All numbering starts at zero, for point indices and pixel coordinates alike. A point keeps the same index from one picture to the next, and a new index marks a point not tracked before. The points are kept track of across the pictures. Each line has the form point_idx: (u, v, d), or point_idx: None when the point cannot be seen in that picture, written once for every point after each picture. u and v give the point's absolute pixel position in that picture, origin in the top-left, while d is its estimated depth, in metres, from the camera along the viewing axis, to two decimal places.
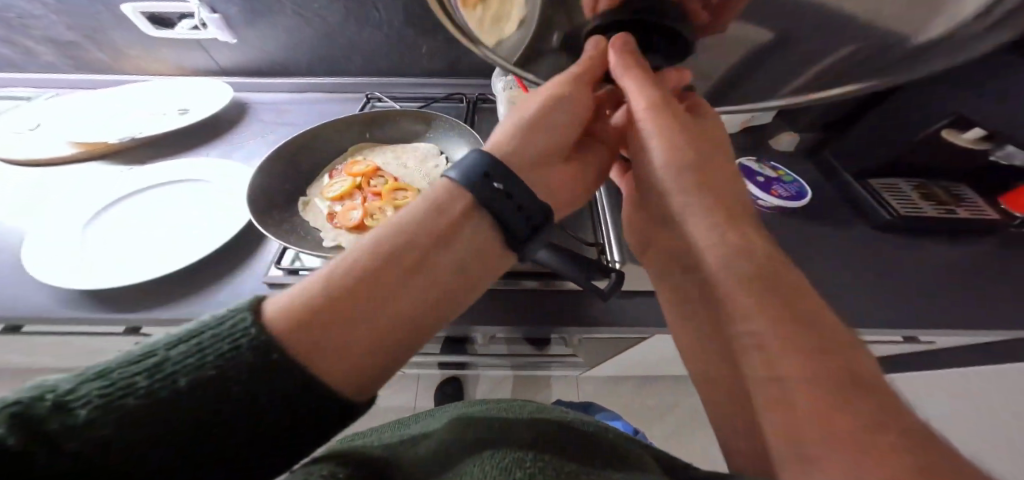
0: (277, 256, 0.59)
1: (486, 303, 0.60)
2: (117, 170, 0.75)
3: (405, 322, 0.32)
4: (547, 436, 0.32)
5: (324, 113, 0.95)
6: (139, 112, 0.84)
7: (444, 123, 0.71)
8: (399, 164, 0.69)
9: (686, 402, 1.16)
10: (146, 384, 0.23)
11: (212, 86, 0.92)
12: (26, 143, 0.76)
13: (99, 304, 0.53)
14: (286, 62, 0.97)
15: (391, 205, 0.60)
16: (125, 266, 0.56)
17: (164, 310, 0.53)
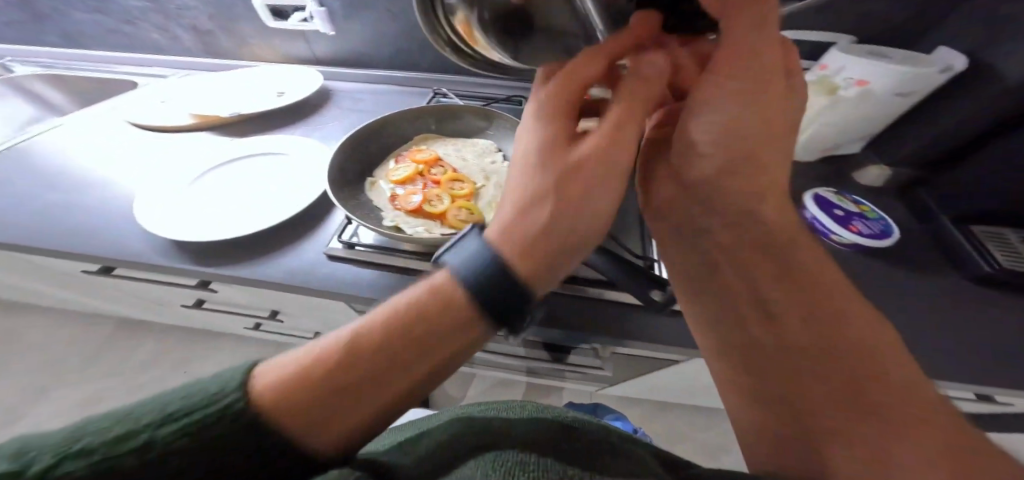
0: (340, 230, 0.64)
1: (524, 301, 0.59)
2: (220, 141, 0.85)
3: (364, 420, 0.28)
4: (549, 439, 0.29)
5: (394, 105, 1.01)
6: (245, 93, 0.94)
7: (506, 122, 0.74)
8: (459, 156, 0.72)
9: (700, 436, 1.14)
10: (169, 434, 0.24)
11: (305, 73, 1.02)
12: (152, 111, 0.86)
13: (198, 257, 0.60)
14: (369, 54, 1.05)
15: (448, 194, 0.63)
16: (219, 225, 0.63)
17: (247, 267, 0.59)
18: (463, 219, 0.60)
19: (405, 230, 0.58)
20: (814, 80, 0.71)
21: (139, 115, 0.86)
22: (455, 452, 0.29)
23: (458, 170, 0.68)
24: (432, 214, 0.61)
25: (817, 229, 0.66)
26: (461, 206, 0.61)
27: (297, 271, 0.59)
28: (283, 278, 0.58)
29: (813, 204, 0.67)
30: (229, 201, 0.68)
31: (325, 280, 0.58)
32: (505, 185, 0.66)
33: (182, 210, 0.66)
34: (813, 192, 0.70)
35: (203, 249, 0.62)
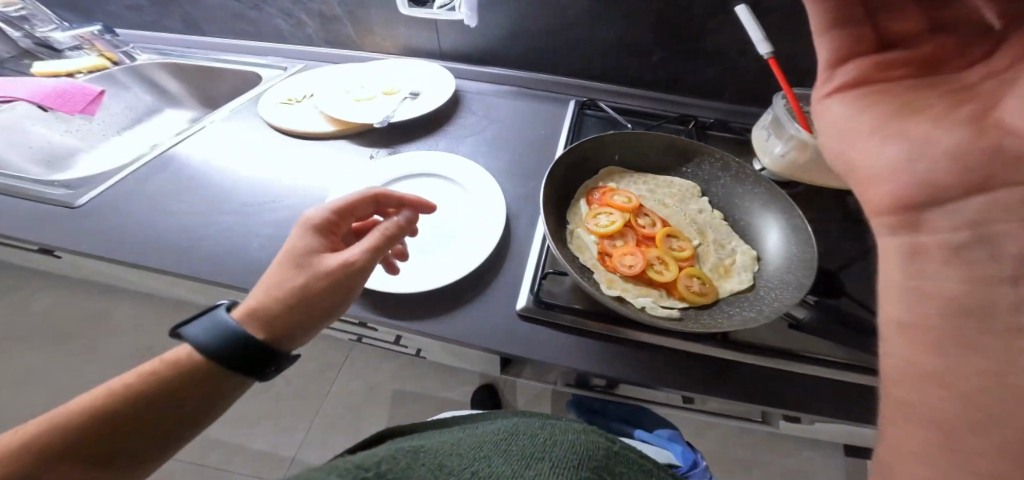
0: (535, 285, 0.56)
1: (772, 384, 0.48)
2: (363, 154, 0.78)
3: (352, 280, 0.42)
4: (583, 454, 0.37)
5: (531, 112, 0.88)
6: (380, 95, 0.87)
7: (716, 159, 0.59)
8: (658, 200, 0.59)
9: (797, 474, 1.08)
10: (265, 357, 0.39)
11: (435, 72, 0.93)
12: (293, 115, 0.82)
13: (381, 306, 0.54)
14: (503, 52, 0.92)
15: (670, 257, 0.53)
16: (405, 269, 0.56)
17: (445, 322, 0.53)
18: (696, 292, 0.50)
19: (634, 304, 0.48)
20: None
21: (285, 120, 0.80)
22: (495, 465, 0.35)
23: (667, 220, 0.57)
24: (657, 283, 0.51)
25: None
26: (690, 275, 0.52)
27: (500, 334, 0.53)
28: (492, 343, 0.52)
29: None
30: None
31: (536, 347, 0.52)
32: (727, 244, 0.55)
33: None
34: None
35: (388, 298, 0.55)
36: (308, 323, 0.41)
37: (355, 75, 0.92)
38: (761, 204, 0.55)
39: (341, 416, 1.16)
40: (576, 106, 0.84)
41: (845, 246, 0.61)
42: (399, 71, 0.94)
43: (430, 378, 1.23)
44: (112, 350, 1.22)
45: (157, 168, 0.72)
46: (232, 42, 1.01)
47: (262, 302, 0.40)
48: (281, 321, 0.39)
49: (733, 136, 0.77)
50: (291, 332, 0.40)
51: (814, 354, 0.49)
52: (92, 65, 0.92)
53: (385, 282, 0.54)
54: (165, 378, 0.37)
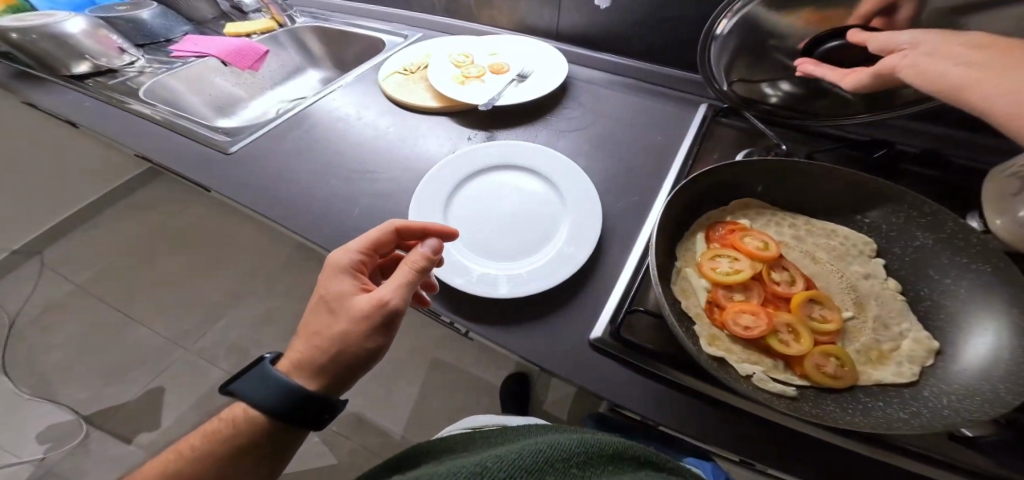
0: (619, 315, 0.49)
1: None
2: (462, 134, 0.76)
3: (382, 325, 0.40)
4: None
5: (648, 110, 0.77)
6: (490, 74, 0.83)
7: (919, 212, 0.43)
8: (806, 251, 0.47)
9: None
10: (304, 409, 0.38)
11: (549, 55, 0.87)
12: (405, 86, 0.83)
13: (452, 302, 0.52)
14: (626, 37, 0.82)
15: (806, 327, 0.42)
16: (482, 268, 0.53)
17: (515, 333, 0.49)
18: (829, 375, 0.39)
19: (737, 370, 0.39)
20: None
21: (397, 91, 0.82)
22: None
23: (807, 277, 0.46)
24: (775, 353, 0.41)
25: None
26: (825, 352, 0.40)
27: (566, 360, 0.47)
28: (554, 367, 0.47)
29: None
30: (489, 230, 0.58)
31: (604, 384, 0.45)
32: (893, 326, 0.42)
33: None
34: None
35: (460, 294, 0.53)
36: (350, 371, 0.40)
37: (468, 50, 0.89)
38: (962, 285, 0.40)
39: (394, 374, 1.22)
40: (707, 112, 0.71)
41: None
42: (513, 51, 0.89)
43: (483, 361, 1.23)
44: (234, 267, 1.43)
45: (287, 123, 0.79)
46: (365, 8, 1.06)
47: (301, 357, 0.40)
48: (323, 372, 0.39)
49: (920, 178, 0.59)
50: (333, 383, 0.40)
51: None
52: (261, 27, 1.04)
53: (463, 280, 0.51)
54: (229, 434, 0.40)
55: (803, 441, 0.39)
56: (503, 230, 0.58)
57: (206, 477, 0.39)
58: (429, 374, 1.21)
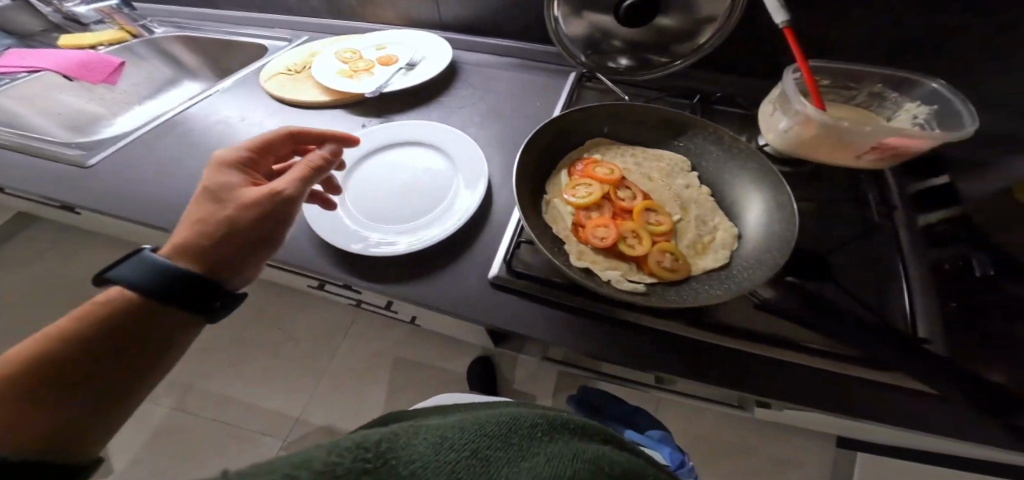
0: (506, 253, 0.55)
1: (752, 372, 0.46)
2: (356, 123, 0.79)
3: (279, 211, 0.45)
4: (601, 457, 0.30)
5: (529, 84, 0.85)
6: (380, 66, 0.87)
7: (709, 131, 0.56)
8: (644, 172, 0.58)
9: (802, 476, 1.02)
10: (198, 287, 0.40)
11: (435, 43, 0.92)
12: (291, 85, 0.83)
13: (355, 268, 0.55)
14: (502, 22, 0.89)
15: (646, 231, 0.52)
16: (378, 233, 0.57)
17: (422, 285, 0.54)
18: (666, 268, 0.49)
19: (599, 275, 0.47)
20: None
21: (286, 90, 0.82)
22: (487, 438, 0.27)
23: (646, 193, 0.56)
24: (628, 257, 0.50)
25: None
26: (663, 250, 0.50)
27: (464, 300, 0.53)
28: (453, 308, 0.52)
29: None
30: (384, 200, 0.62)
31: (497, 314, 0.52)
32: (710, 221, 0.53)
33: (346, 207, 0.61)
34: None
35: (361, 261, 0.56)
36: (241, 258, 0.43)
37: (354, 46, 0.92)
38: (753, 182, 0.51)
39: (337, 381, 1.19)
40: (574, 77, 0.81)
41: (848, 226, 0.58)
42: (398, 42, 0.94)
43: (431, 349, 1.24)
44: None
45: (167, 132, 0.76)
46: (244, 13, 1.04)
47: (187, 243, 0.42)
48: (213, 252, 0.42)
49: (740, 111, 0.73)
50: (222, 261, 0.42)
51: (802, 340, 0.47)
52: (112, 38, 0.96)
53: (362, 245, 0.54)
54: (102, 317, 0.38)
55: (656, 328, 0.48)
56: (401, 198, 0.62)
57: (60, 360, 0.36)
58: (376, 372, 1.20)
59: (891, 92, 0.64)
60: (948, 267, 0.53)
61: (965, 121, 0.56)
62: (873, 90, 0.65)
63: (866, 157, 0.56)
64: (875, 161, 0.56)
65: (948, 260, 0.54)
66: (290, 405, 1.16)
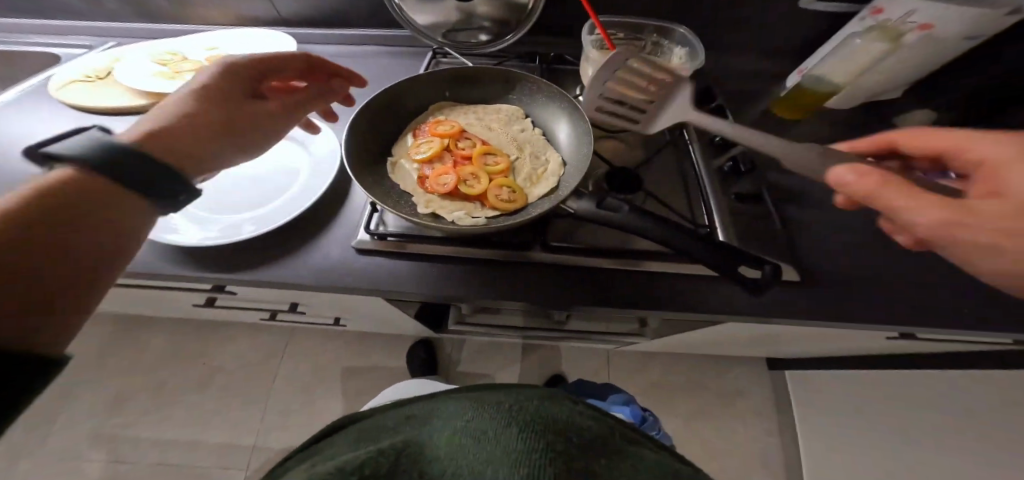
0: (365, 219, 0.58)
1: (580, 280, 0.56)
2: None
3: (284, 114, 0.51)
4: (546, 423, 0.44)
5: (383, 67, 0.88)
6: (208, 65, 0.82)
7: (528, 81, 0.65)
8: (483, 125, 0.65)
9: (717, 381, 1.16)
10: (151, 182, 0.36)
11: (277, 38, 0.89)
12: (96, 92, 0.75)
13: (204, 262, 0.53)
14: (349, 11, 0.91)
15: (483, 172, 0.59)
16: (223, 223, 0.55)
17: (282, 265, 0.54)
18: (504, 199, 0.57)
19: (445, 217, 0.54)
20: (873, 27, 0.68)
21: (76, 98, 0.74)
22: (467, 437, 0.42)
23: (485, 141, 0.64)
24: (471, 196, 0.57)
25: None
26: (500, 185, 0.58)
27: (327, 270, 0.54)
28: (316, 280, 0.53)
29: None
30: (232, 191, 0.60)
31: (361, 276, 0.54)
32: (542, 155, 0.61)
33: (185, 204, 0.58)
34: None
35: (209, 254, 0.54)
36: (246, 149, 0.47)
37: (180, 48, 0.86)
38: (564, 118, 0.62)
39: (255, 413, 1.10)
40: (429, 56, 0.87)
41: (654, 148, 0.69)
42: (234, 41, 0.89)
43: (361, 352, 1.18)
44: None
45: None
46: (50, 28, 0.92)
47: (179, 131, 0.41)
48: (217, 141, 0.43)
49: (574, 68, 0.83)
50: (225, 159, 0.44)
51: (616, 246, 0.57)
52: None
53: (206, 237, 0.53)
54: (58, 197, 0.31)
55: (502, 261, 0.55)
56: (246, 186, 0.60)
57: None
58: (298, 393, 1.12)
59: (666, 41, 0.79)
60: (726, 169, 0.66)
61: (700, 55, 0.74)
62: (654, 39, 0.80)
63: None
64: None
65: (729, 160, 0.66)
66: (202, 451, 1.04)
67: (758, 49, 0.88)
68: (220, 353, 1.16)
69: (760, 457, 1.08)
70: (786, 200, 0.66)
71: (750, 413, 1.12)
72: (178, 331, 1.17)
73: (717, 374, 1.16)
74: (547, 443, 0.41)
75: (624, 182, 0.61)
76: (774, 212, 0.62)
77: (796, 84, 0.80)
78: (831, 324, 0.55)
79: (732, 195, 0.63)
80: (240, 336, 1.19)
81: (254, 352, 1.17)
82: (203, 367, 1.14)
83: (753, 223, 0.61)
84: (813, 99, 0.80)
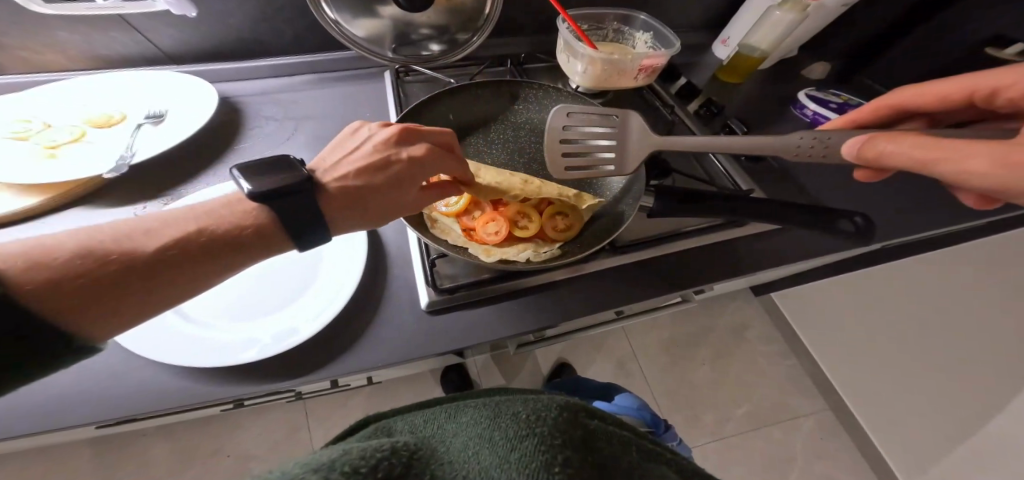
0: (426, 274, 0.53)
1: (648, 272, 0.58)
2: (125, 215, 0.57)
3: (238, 250, 0.38)
4: (571, 436, 0.37)
5: (339, 97, 0.75)
6: (93, 131, 0.61)
7: (533, 89, 0.67)
8: (501, 142, 0.65)
9: (720, 318, 1.37)
10: None
11: (181, 79, 0.68)
12: None
13: (270, 372, 0.46)
14: (271, 38, 0.75)
15: (527, 209, 0.64)
16: (265, 326, 0.46)
17: (362, 348, 0.48)
18: (560, 227, 0.62)
19: (516, 260, 0.56)
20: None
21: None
22: (478, 448, 0.36)
23: (506, 187, 0.63)
24: (526, 236, 0.62)
25: (820, 123, 0.84)
26: (551, 216, 0.63)
27: (414, 336, 0.50)
28: (408, 352, 0.49)
29: (810, 103, 0.85)
30: (249, 284, 0.49)
31: (452, 335, 0.51)
32: None
33: (189, 314, 0.46)
34: (807, 93, 0.87)
35: (269, 362, 0.46)
36: (137, 302, 0.33)
37: (29, 109, 0.60)
38: None
39: None
40: (392, 75, 0.77)
41: (664, 129, 0.75)
42: (109, 88, 0.65)
43: (390, 399, 1.14)
44: None
45: None
46: None
47: (65, 260, 0.31)
48: (82, 293, 0.31)
49: (544, 65, 0.82)
50: (107, 299, 0.32)
51: (671, 232, 0.61)
52: None
53: (256, 349, 0.44)
54: None
55: (583, 273, 0.57)
56: (274, 279, 0.50)
57: None
58: None
59: (627, 27, 0.82)
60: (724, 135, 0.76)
61: (671, 37, 0.78)
62: (615, 27, 0.82)
63: (640, 76, 0.73)
64: (646, 77, 0.74)
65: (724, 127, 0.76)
66: None
67: (695, 21, 0.95)
68: (228, 449, 1.04)
69: (762, 365, 1.31)
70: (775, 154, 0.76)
71: (749, 337, 1.35)
72: (182, 435, 1.03)
73: (716, 316, 1.37)
74: (568, 458, 0.34)
75: (654, 167, 0.66)
76: (774, 164, 0.73)
77: (732, 52, 0.89)
78: (849, 251, 0.66)
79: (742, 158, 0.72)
80: (252, 420, 1.07)
81: (276, 433, 1.07)
82: (226, 461, 1.02)
83: (761, 179, 0.71)
84: (750, 64, 0.88)
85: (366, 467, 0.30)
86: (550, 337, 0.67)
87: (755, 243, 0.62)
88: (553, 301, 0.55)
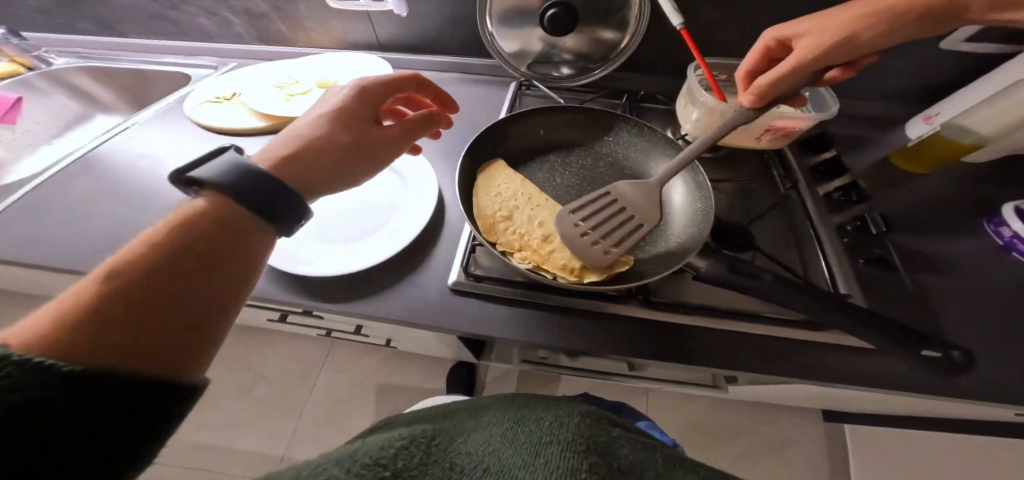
0: (462, 258, 0.59)
1: (676, 339, 0.53)
2: None
3: (239, 232, 0.37)
4: (596, 443, 0.35)
5: (468, 95, 0.88)
6: (315, 89, 0.88)
7: (627, 124, 0.68)
8: (579, 168, 0.66)
9: (778, 432, 1.10)
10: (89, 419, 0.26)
11: (375, 63, 0.91)
12: (222, 113, 0.85)
13: (316, 292, 0.57)
14: (434, 40, 0.91)
15: None
16: (329, 256, 0.58)
17: (383, 300, 0.57)
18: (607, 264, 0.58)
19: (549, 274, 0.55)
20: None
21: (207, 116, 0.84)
22: (501, 454, 0.35)
23: (522, 241, 0.59)
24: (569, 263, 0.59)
25: (1015, 250, 0.61)
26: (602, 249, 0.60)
27: (428, 308, 0.56)
28: (419, 318, 0.55)
29: (1015, 219, 0.62)
30: (337, 221, 0.63)
31: (460, 317, 0.56)
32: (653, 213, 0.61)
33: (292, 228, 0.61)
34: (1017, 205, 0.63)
35: (321, 284, 0.58)
36: (167, 316, 0.31)
37: (292, 71, 0.93)
38: (684, 184, 0.62)
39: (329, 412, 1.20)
40: (515, 86, 0.85)
41: (769, 204, 0.66)
42: (333, 62, 0.93)
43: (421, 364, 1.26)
44: None
45: (78, 177, 0.75)
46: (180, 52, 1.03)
47: (48, 319, 0.29)
48: (100, 325, 0.29)
49: (662, 106, 0.80)
50: (158, 312, 0.31)
51: (722, 307, 0.54)
52: (2, 72, 0.97)
53: (315, 268, 0.56)
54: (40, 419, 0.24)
55: (604, 313, 0.56)
56: (353, 225, 0.62)
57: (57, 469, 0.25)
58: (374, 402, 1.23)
59: None
60: (851, 229, 0.61)
61: (832, 103, 0.68)
62: None
63: (766, 137, 0.66)
64: (774, 140, 0.67)
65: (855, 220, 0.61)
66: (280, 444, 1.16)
67: (870, 91, 0.81)
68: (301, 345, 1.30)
69: None
70: (919, 268, 0.59)
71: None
72: None
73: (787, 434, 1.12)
74: (595, 462, 0.32)
75: (735, 236, 0.59)
76: (909, 279, 0.58)
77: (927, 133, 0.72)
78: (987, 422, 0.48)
79: (860, 261, 0.59)
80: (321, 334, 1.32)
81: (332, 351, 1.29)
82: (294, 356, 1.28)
83: (885, 291, 0.56)
84: (952, 150, 0.71)
85: (385, 462, 0.32)
86: (558, 365, 0.66)
87: (829, 358, 0.51)
88: (564, 327, 0.55)
